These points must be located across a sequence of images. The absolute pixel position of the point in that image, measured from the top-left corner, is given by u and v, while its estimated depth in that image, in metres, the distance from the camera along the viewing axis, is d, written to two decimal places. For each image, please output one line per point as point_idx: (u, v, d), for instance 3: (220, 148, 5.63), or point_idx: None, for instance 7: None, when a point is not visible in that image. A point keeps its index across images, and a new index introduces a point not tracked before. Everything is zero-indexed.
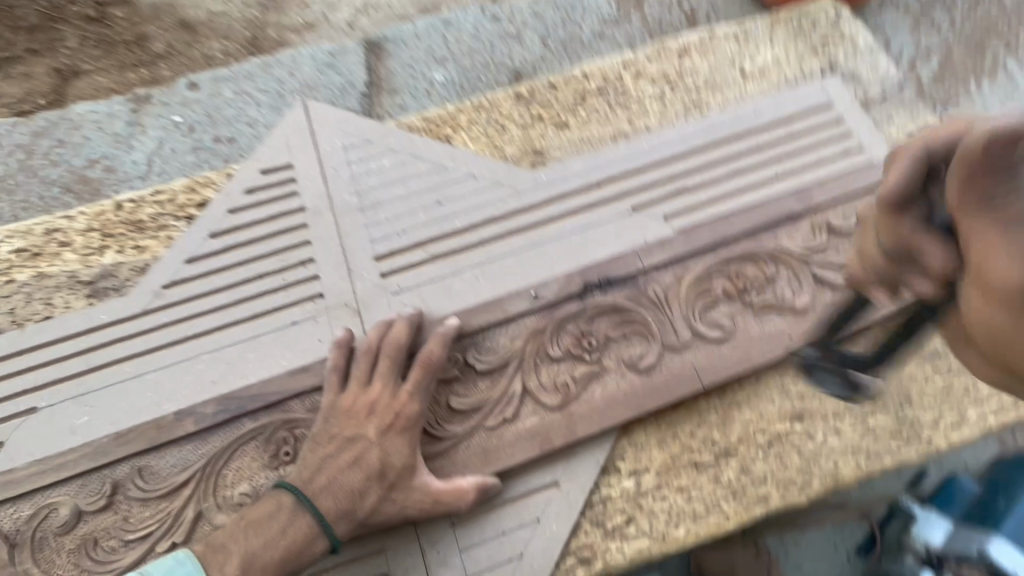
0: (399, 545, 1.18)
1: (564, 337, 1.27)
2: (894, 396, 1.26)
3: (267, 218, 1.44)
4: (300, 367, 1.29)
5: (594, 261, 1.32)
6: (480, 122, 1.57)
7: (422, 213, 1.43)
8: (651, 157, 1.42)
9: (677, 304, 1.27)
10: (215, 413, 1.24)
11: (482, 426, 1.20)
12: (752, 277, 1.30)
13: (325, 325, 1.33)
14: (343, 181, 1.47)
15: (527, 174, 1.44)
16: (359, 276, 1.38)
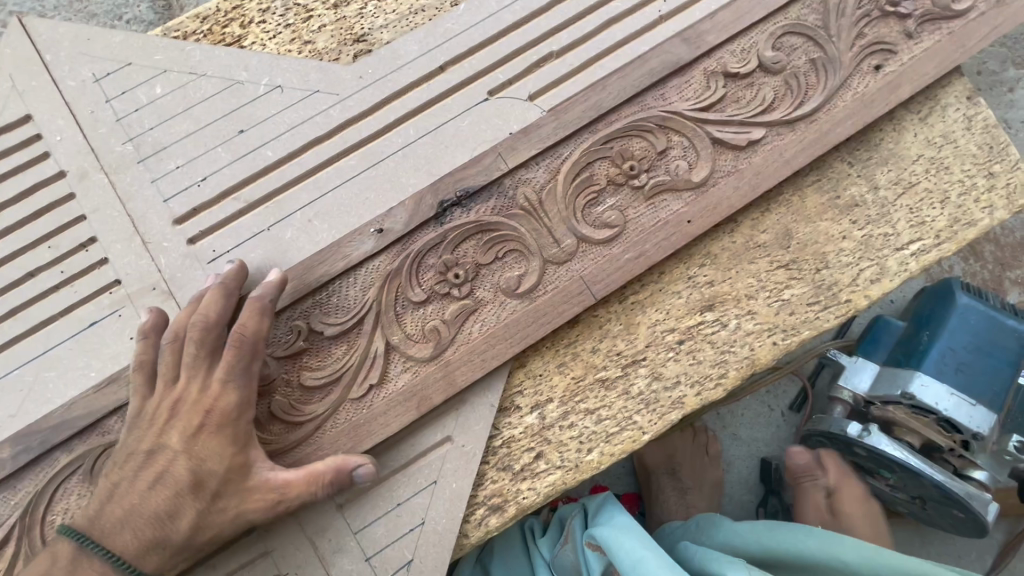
0: (285, 544, 1.01)
1: (427, 273, 1.04)
2: (807, 259, 1.06)
3: (15, 196, 1.05)
4: (107, 379, 1.00)
5: (448, 170, 1.06)
6: (275, 9, 1.16)
7: (223, 150, 1.07)
8: (500, 19, 1.10)
9: (554, 206, 1.04)
10: (11, 458, 0.96)
11: (346, 399, 1.01)
12: (639, 154, 1.06)
13: (133, 318, 1.03)
14: (106, 125, 1.07)
15: (347, 73, 1.09)
16: (160, 249, 1.04)
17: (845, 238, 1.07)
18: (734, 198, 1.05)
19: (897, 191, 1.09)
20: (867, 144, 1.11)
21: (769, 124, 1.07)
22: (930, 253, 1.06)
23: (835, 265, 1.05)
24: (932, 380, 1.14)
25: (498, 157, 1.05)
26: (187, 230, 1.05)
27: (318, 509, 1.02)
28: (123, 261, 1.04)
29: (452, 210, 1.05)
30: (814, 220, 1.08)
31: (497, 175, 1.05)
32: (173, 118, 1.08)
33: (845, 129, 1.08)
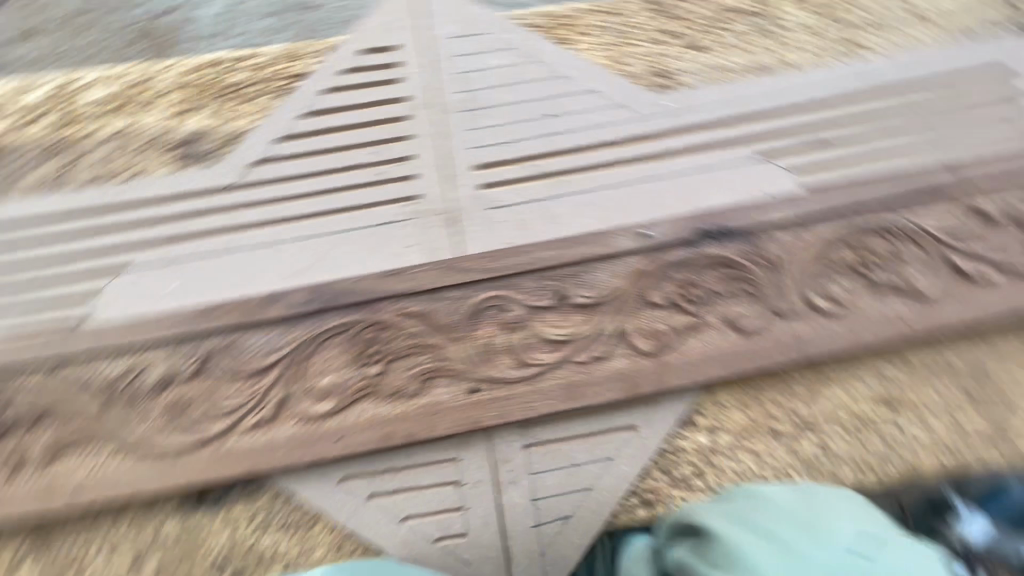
0: (471, 456, 1.15)
1: (668, 284, 1.17)
2: (987, 396, 1.22)
3: (370, 104, 1.24)
4: (382, 260, 1.18)
5: (710, 208, 1.22)
6: (604, 25, 1.30)
7: (536, 124, 1.26)
8: (795, 99, 1.26)
9: (795, 271, 1.17)
10: (303, 303, 1.15)
11: (571, 360, 1.13)
12: (879, 251, 1.19)
13: (422, 229, 1.22)
14: (450, 73, 1.24)
15: (655, 98, 1.27)
16: (461, 183, 1.24)
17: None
18: (942, 324, 1.18)
19: None
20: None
21: (1000, 269, 1.20)
22: None
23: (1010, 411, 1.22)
24: None
25: (757, 212, 1.20)
26: (482, 176, 1.24)
27: (506, 438, 1.14)
28: (427, 183, 1.24)
29: (705, 240, 1.19)
30: (1007, 365, 1.22)
31: (751, 225, 1.20)
32: (502, 85, 1.26)
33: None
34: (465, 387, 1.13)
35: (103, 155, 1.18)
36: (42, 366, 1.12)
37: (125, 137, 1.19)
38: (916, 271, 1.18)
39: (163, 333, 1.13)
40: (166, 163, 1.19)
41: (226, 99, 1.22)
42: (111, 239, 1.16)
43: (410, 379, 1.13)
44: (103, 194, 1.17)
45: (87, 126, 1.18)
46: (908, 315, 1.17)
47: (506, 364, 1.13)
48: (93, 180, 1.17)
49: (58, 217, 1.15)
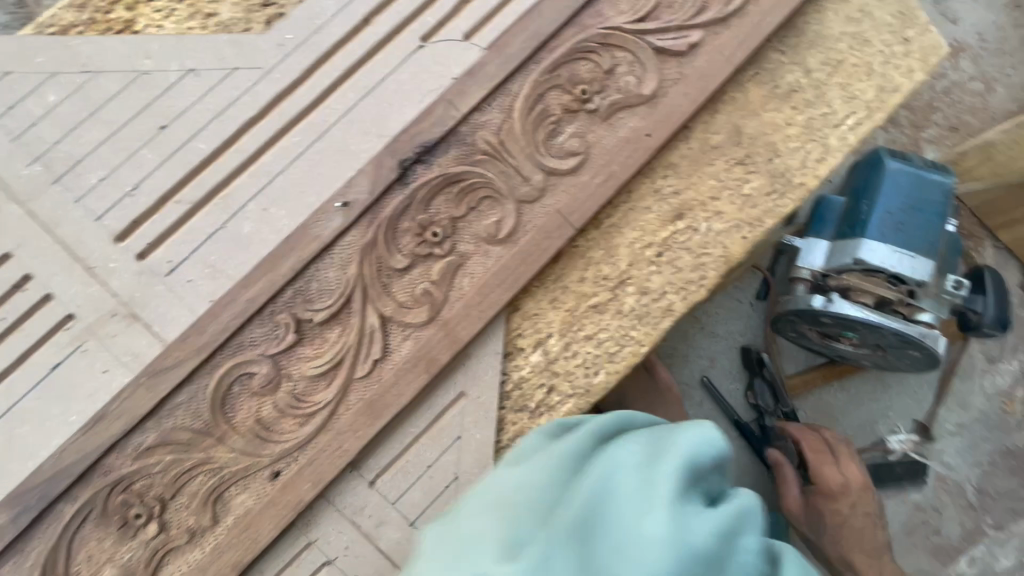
0: (323, 530, 0.99)
1: (404, 238, 1.00)
2: (761, 151, 1.16)
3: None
4: (72, 415, 0.92)
5: (399, 129, 1.01)
6: None
7: (147, 152, 0.99)
8: None
9: (517, 147, 1.03)
10: (11, 521, 0.89)
11: (353, 381, 0.96)
12: (588, 76, 1.06)
13: (100, 350, 0.95)
14: (6, 148, 0.97)
15: (265, 42, 1.02)
16: (107, 272, 0.97)
17: (788, 125, 1.17)
18: (680, 113, 1.09)
19: (828, 70, 1.19)
20: (791, 31, 1.19)
21: (706, 24, 1.10)
22: (866, 125, 1.19)
23: (786, 152, 1.17)
24: (876, 244, 1.38)
25: (449, 106, 1.01)
26: (131, 246, 0.97)
27: (346, 490, 0.99)
28: (70, 293, 0.96)
29: (415, 169, 1.01)
30: (760, 112, 1.17)
31: (451, 125, 1.01)
32: (81, 127, 0.98)
33: (774, 20, 1.14)
34: (264, 477, 0.95)
35: None
36: None
37: None
38: (629, 77, 1.07)
39: None
40: None
41: None
42: None
43: (199, 510, 0.93)
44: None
45: None
46: (644, 125, 1.07)
47: (291, 428, 0.95)
48: None
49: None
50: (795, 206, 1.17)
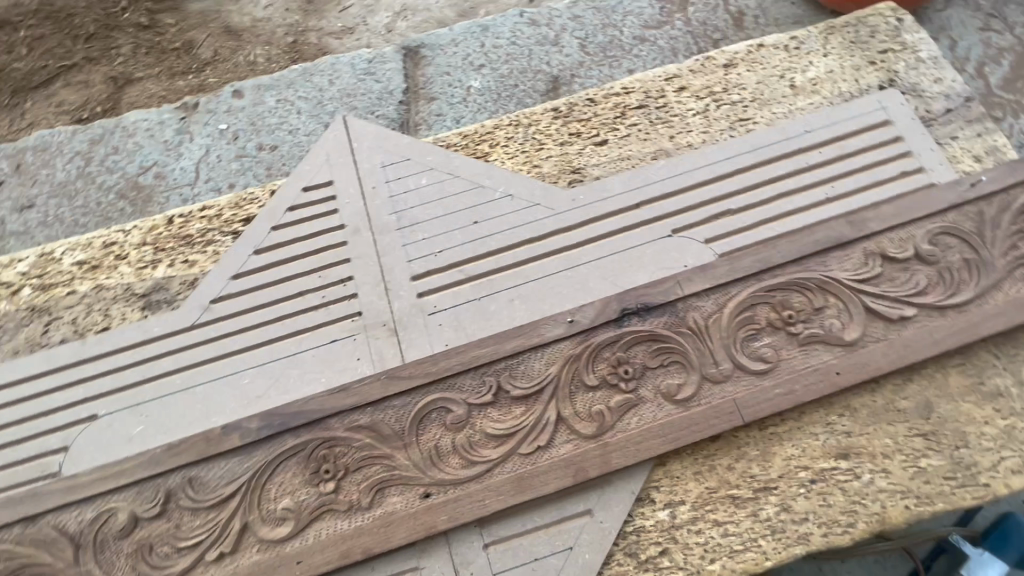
0: (433, 565, 1.13)
1: (600, 363, 1.22)
2: (948, 434, 1.19)
3: (310, 235, 1.42)
4: (332, 378, 1.28)
5: (630, 287, 1.30)
6: (517, 139, 1.53)
7: (458, 233, 1.40)
8: (694, 175, 1.41)
9: (718, 335, 1.22)
10: (255, 429, 1.21)
11: (515, 453, 1.16)
12: (798, 306, 1.24)
13: (364, 343, 1.31)
14: (380, 198, 1.45)
15: (564, 194, 1.42)
16: (396, 295, 1.35)
17: (985, 422, 1.19)
18: (874, 368, 1.20)
19: None
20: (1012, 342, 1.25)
21: (921, 306, 1.24)
22: None
23: (977, 447, 1.18)
24: None
25: (676, 284, 1.27)
26: (418, 287, 1.36)
27: (465, 541, 1.14)
28: (366, 299, 1.35)
29: (631, 317, 1.25)
30: (956, 399, 1.22)
31: (672, 298, 1.26)
32: (427, 203, 1.44)
33: (993, 326, 1.22)
34: (417, 493, 1.15)
35: (90, 313, 1.41)
36: (18, 522, 1.18)
37: (110, 294, 1.42)
38: (836, 320, 1.23)
39: (131, 476, 1.19)
40: (143, 311, 1.40)
41: (193, 248, 1.46)
42: (96, 384, 1.32)
43: (363, 492, 1.16)
44: (88, 344, 1.36)
45: (79, 291, 1.43)
46: (837, 363, 1.20)
47: (455, 465, 1.16)
48: (83, 333, 1.39)
49: (50, 371, 1.34)
50: (976, 504, 1.14)
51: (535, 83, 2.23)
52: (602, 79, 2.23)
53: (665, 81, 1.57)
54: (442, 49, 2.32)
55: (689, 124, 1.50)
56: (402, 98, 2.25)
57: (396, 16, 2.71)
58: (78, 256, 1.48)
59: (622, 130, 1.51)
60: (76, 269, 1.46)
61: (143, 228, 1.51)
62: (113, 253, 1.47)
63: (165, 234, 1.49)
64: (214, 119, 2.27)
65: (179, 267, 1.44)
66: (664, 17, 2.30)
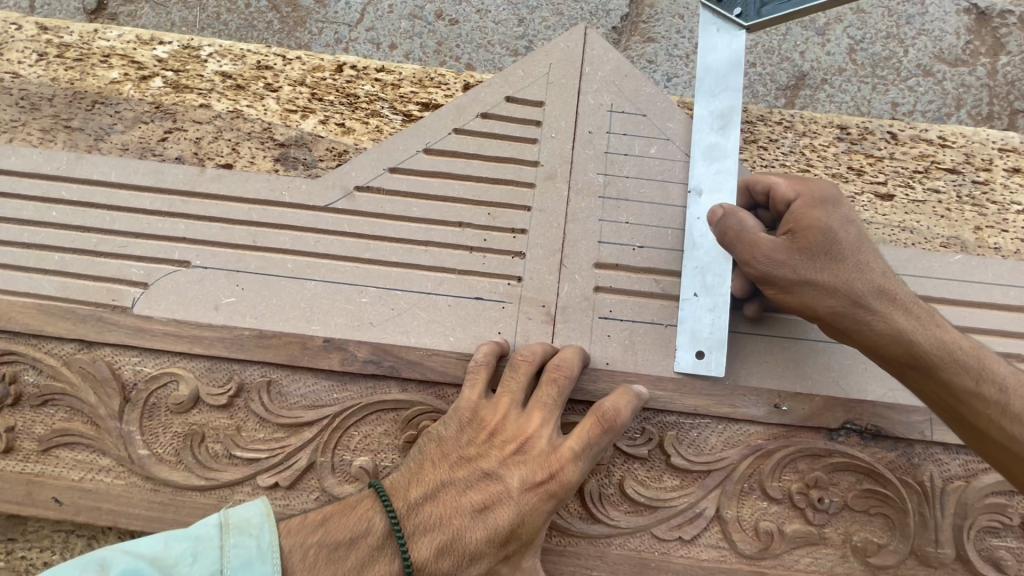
0: None
1: (789, 474, 0.94)
2: None
3: (495, 158, 1.10)
4: (465, 339, 1.01)
5: (865, 399, 0.96)
6: (779, 147, 1.20)
7: (673, 235, 1.06)
8: (995, 293, 1.05)
9: (953, 509, 0.92)
10: (362, 361, 0.98)
11: (648, 531, 0.92)
12: None
13: (512, 318, 1.02)
14: (594, 150, 1.10)
15: None
16: (570, 277, 1.04)
17: None
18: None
19: None
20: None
21: None
22: None
23: None
24: None
25: (929, 421, 0.94)
26: (602, 280, 1.04)
27: None
28: (532, 267, 1.04)
29: (850, 434, 0.95)
30: None
31: (915, 436, 0.94)
32: (648, 178, 1.08)
33: None
34: None
35: (217, 138, 1.15)
36: (74, 341, 1.00)
37: (245, 126, 1.16)
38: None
39: (206, 348, 0.98)
40: (274, 165, 1.13)
41: (352, 115, 1.18)
42: (192, 225, 1.05)
43: None
44: (204, 176, 1.08)
45: (213, 107, 1.17)
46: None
47: (571, 512, 0.93)
48: (203, 161, 1.13)
49: (155, 192, 1.07)
50: None
51: (778, 71, 1.70)
52: (856, 100, 1.67)
53: (997, 153, 1.18)
54: None
55: (1007, 222, 1.12)
56: (617, 25, 1.67)
57: None
58: (224, 66, 1.22)
59: (916, 193, 1.15)
60: (218, 81, 1.21)
61: (304, 64, 1.23)
62: (263, 79, 1.21)
63: (328, 82, 1.21)
64: None
65: (332, 129, 1.17)
66: (968, 55, 1.66)
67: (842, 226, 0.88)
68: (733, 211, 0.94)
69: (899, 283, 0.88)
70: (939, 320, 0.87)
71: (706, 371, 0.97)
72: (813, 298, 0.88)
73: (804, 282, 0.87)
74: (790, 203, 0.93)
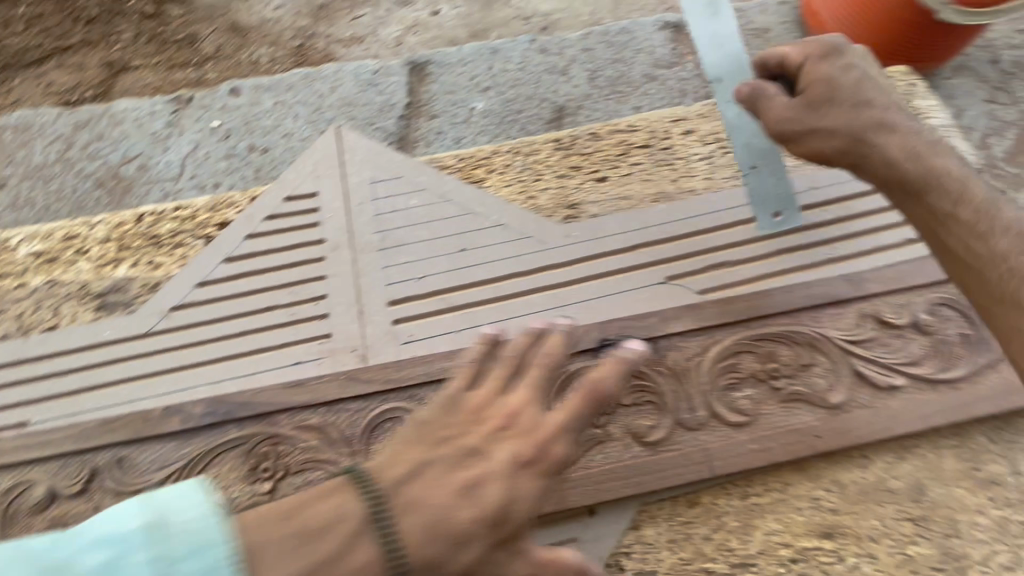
0: None
1: (571, 393, 1.15)
2: (939, 523, 1.13)
3: (287, 247, 1.35)
4: (288, 382, 1.20)
5: (611, 320, 1.23)
6: (515, 167, 1.47)
7: (445, 259, 1.33)
8: (691, 224, 1.36)
9: (699, 380, 1.16)
10: (201, 415, 1.15)
11: None
12: (786, 360, 1.18)
13: (327, 368, 1.23)
14: (367, 216, 1.38)
15: (558, 229, 1.35)
16: (370, 320, 1.28)
17: (978, 512, 1.13)
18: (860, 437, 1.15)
19: None
20: (1012, 427, 1.19)
21: (916, 377, 1.18)
22: None
23: (968, 538, 1.11)
24: None
25: (658, 323, 1.21)
26: (397, 314, 1.28)
27: None
28: (336, 322, 1.28)
29: (610, 348, 1.18)
30: (948, 481, 1.15)
31: (655, 334, 1.20)
32: (415, 225, 1.36)
33: (985, 407, 1.17)
34: None
35: (38, 309, 1.31)
36: None
37: (62, 290, 1.33)
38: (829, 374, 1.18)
39: (56, 448, 1.13)
40: (97, 312, 1.31)
41: (158, 250, 1.39)
42: (23, 389, 1.19)
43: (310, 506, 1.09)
44: (29, 344, 1.24)
45: (30, 284, 1.36)
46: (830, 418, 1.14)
47: None
48: (27, 332, 1.28)
49: None
50: None
51: (540, 110, 2.19)
52: (608, 112, 2.20)
53: (670, 124, 1.51)
54: (448, 69, 2.26)
55: (694, 169, 1.45)
56: (404, 113, 2.20)
57: (407, 31, 2.68)
58: (37, 247, 1.42)
59: (623, 168, 1.46)
60: (32, 261, 1.39)
61: (109, 224, 1.43)
62: (74, 248, 1.41)
63: (133, 232, 1.42)
64: (209, 115, 2.19)
65: (143, 269, 1.36)
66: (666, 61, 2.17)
67: (856, 109, 1.15)
68: (755, 86, 1.22)
69: (865, 107, 1.15)
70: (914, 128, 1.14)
71: (786, 227, 1.33)
72: (820, 142, 1.17)
73: (806, 132, 1.18)
74: (800, 63, 1.21)
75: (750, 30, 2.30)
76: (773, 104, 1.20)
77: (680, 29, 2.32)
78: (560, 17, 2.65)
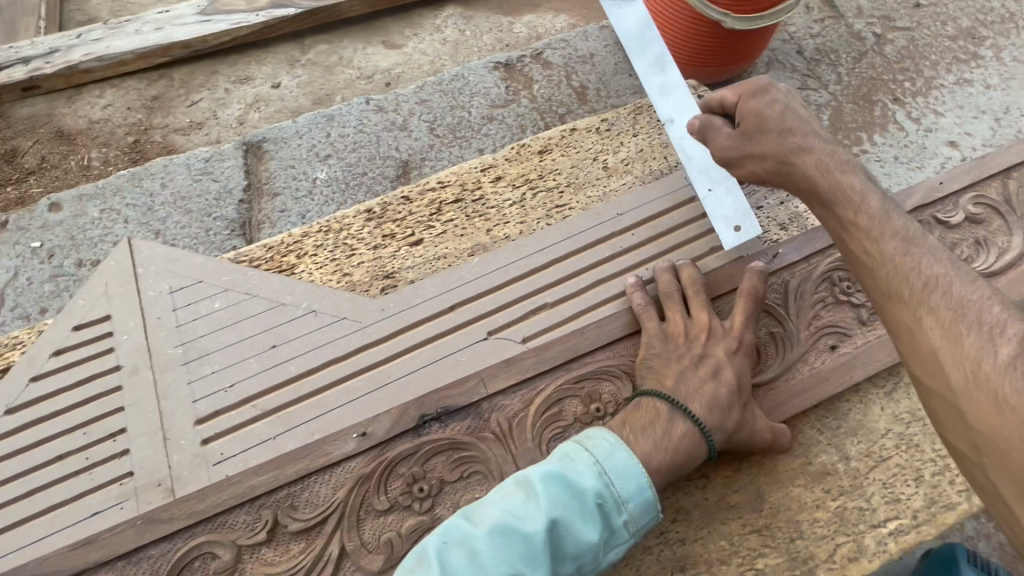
0: None
1: (394, 482, 1.15)
2: (784, 527, 1.13)
3: (77, 383, 1.23)
4: (85, 539, 1.10)
5: (431, 393, 1.20)
6: (327, 246, 1.42)
7: (254, 361, 1.24)
8: (507, 271, 1.32)
9: (520, 438, 1.19)
10: None
11: None
12: (607, 397, 1.23)
13: (131, 513, 1.11)
14: (166, 330, 1.27)
15: (373, 304, 1.28)
16: (176, 446, 1.17)
17: (818, 507, 1.14)
18: (706, 420, 1.09)
19: (870, 464, 1.18)
20: (834, 413, 1.22)
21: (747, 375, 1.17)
22: (907, 535, 1.12)
23: (812, 537, 1.12)
24: None
25: (478, 386, 1.21)
26: (206, 433, 1.18)
27: None
28: (138, 457, 1.16)
29: (431, 425, 1.19)
30: (786, 483, 1.16)
31: (476, 398, 1.20)
32: (219, 330, 1.27)
33: (803, 402, 1.20)
34: None
35: None
36: None
37: None
38: (656, 352, 1.20)
39: None
40: None
41: None
42: None
43: None
44: None
45: None
46: (668, 393, 1.11)
47: None
48: None
49: None
50: None
51: (384, 170, 2.15)
52: (452, 160, 2.21)
53: (479, 174, 1.51)
54: (286, 143, 2.19)
55: (506, 216, 1.44)
56: (244, 196, 2.11)
57: (249, 107, 2.44)
58: None
59: (437, 227, 1.43)
60: None
61: None
62: None
63: None
64: (26, 236, 2.02)
65: None
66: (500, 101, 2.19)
67: (783, 135, 1.13)
68: (704, 119, 1.25)
69: (803, 132, 1.13)
70: (809, 147, 1.12)
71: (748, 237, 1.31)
72: (754, 167, 1.19)
73: (745, 157, 1.19)
74: (736, 103, 1.20)
75: (576, 58, 2.38)
76: (718, 136, 1.24)
77: (511, 67, 2.37)
78: (403, 71, 2.54)
